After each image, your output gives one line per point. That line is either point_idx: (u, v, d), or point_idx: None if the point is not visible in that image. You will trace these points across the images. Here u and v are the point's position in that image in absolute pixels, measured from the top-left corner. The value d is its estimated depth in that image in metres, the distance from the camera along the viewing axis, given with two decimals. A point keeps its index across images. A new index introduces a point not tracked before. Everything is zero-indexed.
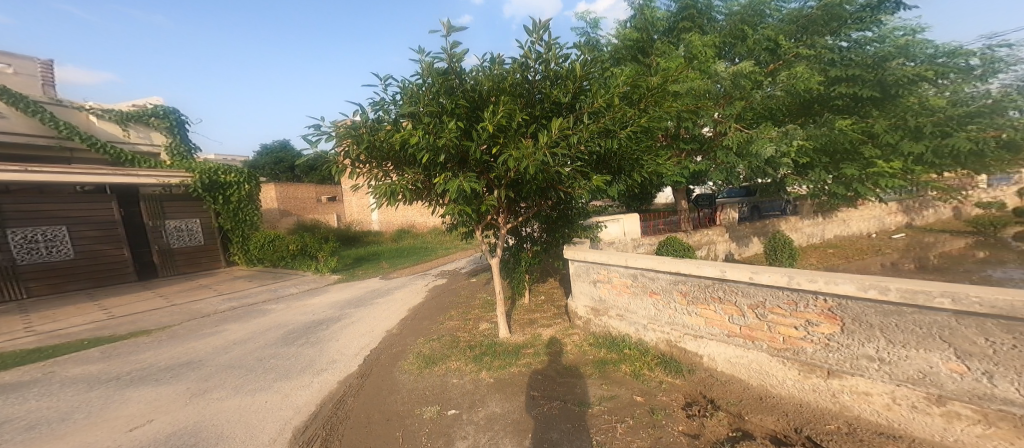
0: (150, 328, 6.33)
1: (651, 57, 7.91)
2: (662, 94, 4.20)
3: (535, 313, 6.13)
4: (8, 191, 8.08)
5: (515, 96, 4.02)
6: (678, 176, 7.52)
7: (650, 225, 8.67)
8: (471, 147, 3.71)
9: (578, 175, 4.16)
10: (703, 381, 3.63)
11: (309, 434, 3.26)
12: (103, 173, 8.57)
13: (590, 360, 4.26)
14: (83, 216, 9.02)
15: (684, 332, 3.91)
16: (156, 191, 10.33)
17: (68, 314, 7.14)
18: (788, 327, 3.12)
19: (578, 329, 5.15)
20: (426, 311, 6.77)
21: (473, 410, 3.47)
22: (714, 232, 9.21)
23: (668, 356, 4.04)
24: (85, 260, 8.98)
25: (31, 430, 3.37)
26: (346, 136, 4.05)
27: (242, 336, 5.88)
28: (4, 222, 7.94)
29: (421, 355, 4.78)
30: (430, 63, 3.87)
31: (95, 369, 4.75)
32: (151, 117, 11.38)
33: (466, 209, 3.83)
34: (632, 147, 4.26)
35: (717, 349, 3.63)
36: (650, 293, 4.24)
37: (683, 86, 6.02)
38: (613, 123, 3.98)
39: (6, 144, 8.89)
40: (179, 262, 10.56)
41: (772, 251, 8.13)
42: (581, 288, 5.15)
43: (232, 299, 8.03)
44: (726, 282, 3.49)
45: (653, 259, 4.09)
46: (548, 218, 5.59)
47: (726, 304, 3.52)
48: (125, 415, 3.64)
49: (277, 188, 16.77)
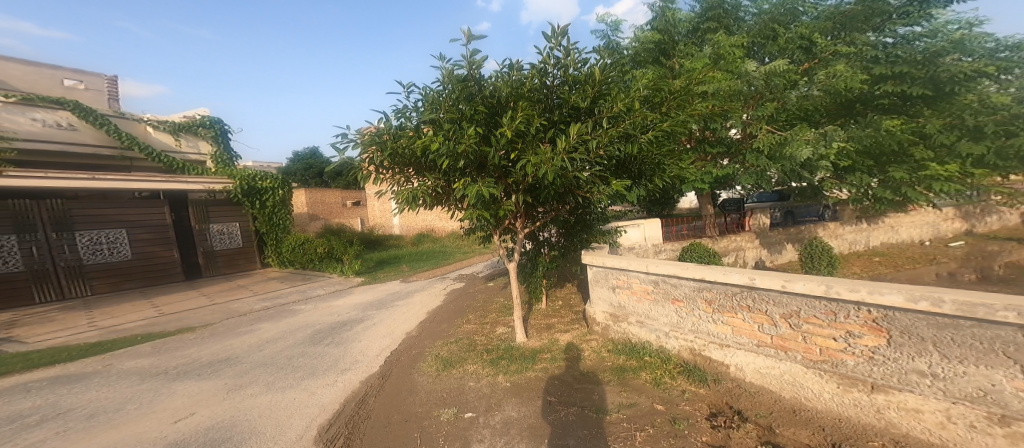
0: (193, 325, 6.58)
1: (673, 59, 7.82)
2: (685, 97, 4.14)
3: (553, 318, 6.06)
4: (77, 197, 8.69)
5: (532, 101, 4.01)
6: (701, 182, 7.34)
7: (673, 230, 8.46)
8: (490, 153, 3.73)
9: (596, 180, 4.11)
10: (730, 392, 3.51)
11: (333, 432, 3.29)
12: (156, 180, 8.92)
13: (608, 367, 4.18)
14: (141, 220, 9.56)
15: (709, 340, 3.79)
16: (202, 197, 10.77)
17: (123, 310, 7.51)
18: (826, 338, 2.97)
19: (596, 335, 5.07)
20: (445, 314, 6.80)
21: (489, 413, 3.44)
22: (743, 237, 8.93)
23: (691, 365, 3.92)
24: (140, 261, 9.49)
25: (90, 419, 3.55)
26: (370, 143, 4.17)
27: (275, 334, 6.03)
28: (72, 225, 8.54)
29: (440, 357, 4.78)
30: (450, 70, 3.91)
31: (145, 363, 4.96)
32: (199, 127, 11.87)
33: (483, 214, 3.83)
34: (653, 151, 4.18)
35: (745, 359, 3.50)
36: (672, 300, 4.13)
37: (711, 88, 5.94)
38: (632, 128, 3.91)
39: (77, 154, 9.50)
40: (220, 264, 10.94)
41: (809, 257, 7.83)
42: (600, 293, 5.07)
43: (265, 299, 8.26)
44: (756, 290, 3.36)
45: (676, 266, 3.97)
46: (565, 222, 5.55)
47: (755, 313, 3.40)
48: (171, 408, 3.78)
49: (305, 193, 17.26)
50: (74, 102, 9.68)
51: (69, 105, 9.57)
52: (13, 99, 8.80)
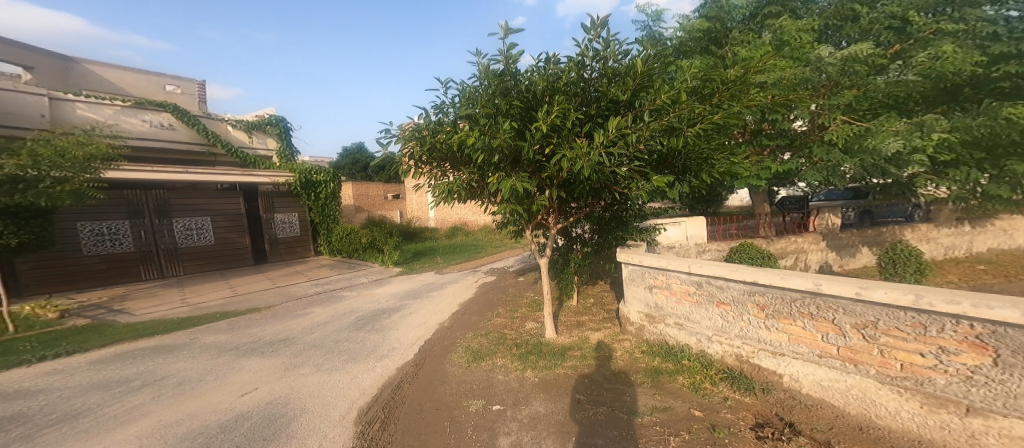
0: (260, 306, 7.08)
1: (726, 48, 7.40)
2: (740, 87, 3.89)
3: (584, 316, 5.93)
4: (174, 188, 9.61)
5: (569, 95, 3.89)
6: (757, 177, 6.90)
7: (721, 229, 8.05)
8: (525, 147, 3.67)
9: (635, 175, 3.94)
10: (781, 403, 3.27)
11: (371, 414, 3.39)
12: (234, 174, 9.79)
13: (641, 369, 4.03)
14: (223, 209, 10.43)
15: (760, 347, 3.57)
16: (268, 188, 11.40)
17: (205, 289, 8.26)
18: (909, 352, 2.69)
19: (629, 336, 4.90)
20: (476, 307, 6.83)
21: (517, 407, 3.41)
22: (805, 238, 8.32)
23: (736, 371, 3.71)
24: (222, 247, 10.40)
25: (179, 387, 3.97)
26: (410, 138, 4.22)
27: (324, 318, 6.33)
28: (170, 212, 9.50)
29: (470, 349, 4.81)
30: (487, 66, 3.88)
31: (223, 338, 5.42)
32: (267, 125, 12.57)
33: (517, 209, 3.78)
34: (701, 145, 3.94)
35: (803, 369, 3.26)
36: (717, 303, 3.93)
37: (771, 78, 5.64)
38: (678, 121, 3.71)
39: (172, 151, 10.75)
40: (281, 251, 11.61)
41: (888, 263, 7.17)
42: (635, 293, 4.91)
43: (317, 284, 8.71)
44: (820, 296, 3.11)
45: (722, 267, 3.77)
46: (600, 219, 5.43)
47: (819, 321, 3.15)
48: (238, 381, 4.09)
49: (353, 185, 17.99)
50: (173, 105, 10.66)
51: (167, 107, 10.61)
52: (127, 103, 10.03)
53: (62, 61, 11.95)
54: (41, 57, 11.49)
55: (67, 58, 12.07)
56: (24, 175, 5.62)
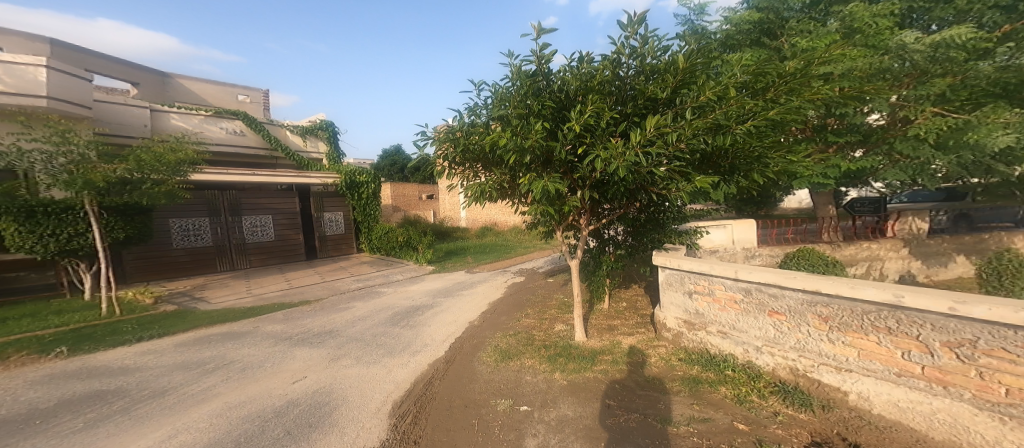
0: (310, 298, 7.46)
1: (782, 39, 6.94)
2: (799, 81, 3.60)
3: (616, 320, 5.73)
4: (244, 189, 10.40)
5: (603, 94, 3.75)
6: (822, 177, 6.34)
7: (774, 233, 7.49)
8: (557, 147, 3.59)
9: (675, 175, 3.75)
10: (844, 421, 2.99)
11: (403, 408, 3.46)
12: (291, 175, 10.47)
13: (677, 376, 3.84)
14: (284, 207, 11.13)
15: (821, 361, 3.29)
16: (320, 188, 12.06)
17: (266, 281, 8.84)
18: (1017, 377, 2.38)
19: (664, 342, 4.68)
20: (504, 307, 6.81)
21: (544, 409, 3.36)
22: (882, 244, 7.69)
23: (789, 385, 3.45)
24: (282, 243, 11.08)
25: (245, 372, 4.27)
26: (444, 140, 4.26)
27: (364, 313, 6.55)
28: (241, 210, 10.30)
29: (499, 348, 4.78)
30: (519, 66, 3.80)
31: (281, 328, 5.76)
32: (319, 130, 13.21)
33: (548, 210, 3.70)
34: (752, 143, 3.67)
35: (874, 387, 2.97)
36: (769, 312, 3.66)
37: (839, 68, 5.19)
38: (725, 118, 3.50)
39: (241, 155, 11.66)
40: (329, 247, 12.17)
41: (993, 275, 6.37)
42: (672, 298, 4.68)
43: (359, 280, 9.05)
44: (901, 309, 2.82)
45: (778, 274, 3.51)
46: (634, 221, 5.24)
47: (898, 336, 2.85)
48: (290, 369, 4.32)
49: (390, 186, 18.57)
50: (244, 114, 11.58)
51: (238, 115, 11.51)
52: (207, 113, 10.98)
53: (160, 77, 13.47)
54: (144, 73, 12.97)
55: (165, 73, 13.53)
56: (132, 178, 6.38)
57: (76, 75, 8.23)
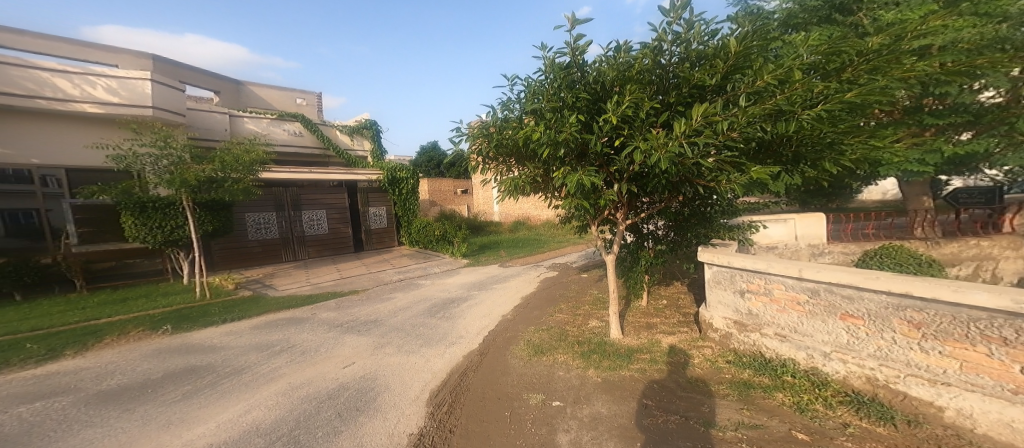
0: (356, 289, 7.83)
1: (859, 14, 6.27)
2: (881, 59, 3.20)
3: (655, 318, 5.45)
4: (303, 186, 11.11)
5: (642, 84, 3.55)
6: (915, 164, 5.62)
7: (849, 228, 6.84)
8: (593, 140, 3.48)
9: (725, 166, 3.48)
10: (934, 438, 2.66)
11: (440, 398, 3.57)
12: (339, 173, 11.23)
13: (725, 380, 3.61)
14: (335, 203, 11.71)
15: (908, 372, 2.94)
16: (365, 184, 12.59)
17: (320, 272, 9.40)
18: None
19: (710, 343, 4.38)
20: (538, 301, 6.73)
21: (577, 405, 3.32)
22: (996, 242, 6.60)
23: (865, 396, 3.12)
24: (334, 236, 11.73)
25: (303, 355, 4.59)
26: (479, 136, 4.25)
27: (404, 304, 6.77)
28: (300, 205, 11.05)
29: (532, 343, 4.74)
30: (553, 59, 3.67)
31: (333, 315, 6.11)
32: (365, 129, 13.60)
33: (583, 204, 3.60)
34: (821, 128, 3.32)
35: (980, 403, 2.63)
36: (842, 315, 3.32)
37: (940, 41, 4.54)
38: (788, 103, 3.20)
39: (299, 155, 12.51)
40: (373, 240, 12.70)
41: None
42: (720, 297, 4.36)
43: (400, 272, 9.37)
44: (1020, 317, 2.45)
45: (855, 273, 3.16)
46: (677, 215, 4.95)
47: (1015, 348, 2.49)
48: (341, 354, 4.58)
49: (428, 182, 19.02)
50: (302, 116, 12.45)
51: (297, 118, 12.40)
52: (269, 116, 11.91)
53: (235, 85, 14.74)
54: (223, 82, 14.26)
55: (239, 82, 14.79)
56: (218, 177, 7.01)
57: (171, 85, 9.23)
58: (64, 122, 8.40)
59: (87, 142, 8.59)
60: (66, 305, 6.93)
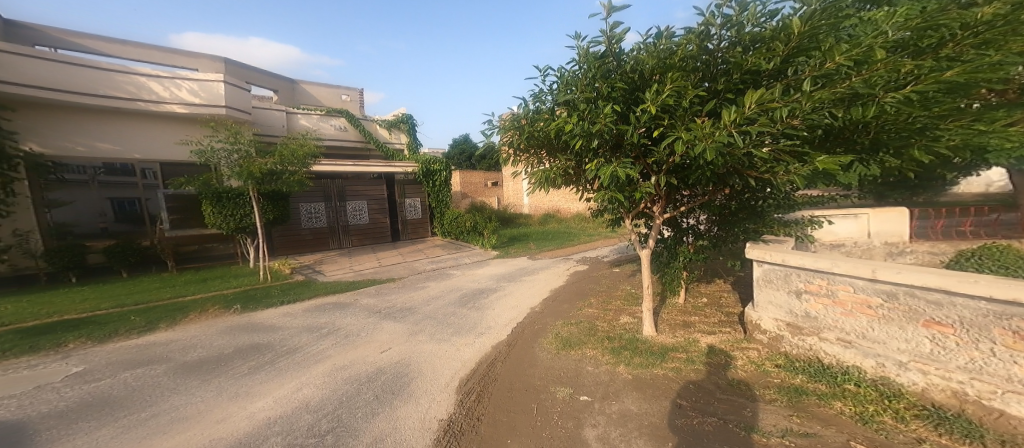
0: (393, 277, 8.13)
1: None
2: (988, 32, 2.78)
3: (694, 316, 5.15)
4: (348, 178, 11.72)
5: (685, 72, 3.35)
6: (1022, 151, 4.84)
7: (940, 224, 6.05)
8: (629, 131, 3.34)
9: (781, 157, 3.20)
10: None
11: (469, 386, 3.66)
12: (374, 165, 11.66)
13: (772, 384, 3.38)
14: (376, 195, 12.22)
15: (1009, 388, 2.62)
16: (403, 176, 12.98)
17: (361, 260, 9.86)
18: None
19: (757, 345, 4.08)
20: (567, 295, 6.63)
21: (606, 401, 3.29)
22: None
23: (948, 411, 2.82)
24: (375, 225, 12.26)
25: (346, 338, 4.88)
26: (509, 128, 4.23)
27: (436, 293, 6.93)
28: (345, 196, 11.64)
29: (560, 336, 4.69)
30: (586, 48, 3.54)
31: (373, 302, 6.41)
32: (403, 123, 13.98)
33: (617, 197, 3.47)
34: (904, 112, 2.97)
35: None
36: (925, 322, 2.97)
37: None
38: (865, 86, 2.88)
39: (345, 148, 13.17)
40: (409, 231, 13.11)
41: None
42: (771, 297, 3.97)
43: (433, 261, 9.61)
44: None
45: (948, 277, 2.79)
46: (723, 208, 4.64)
47: None
48: (379, 339, 4.82)
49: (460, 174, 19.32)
50: (346, 111, 13.04)
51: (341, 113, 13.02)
52: (318, 112, 12.58)
53: (290, 83, 15.69)
54: (280, 81, 15.23)
55: (293, 80, 15.72)
56: (279, 170, 7.56)
57: (238, 85, 10.02)
58: (156, 120, 9.39)
59: (177, 138, 9.61)
60: (161, 282, 7.92)
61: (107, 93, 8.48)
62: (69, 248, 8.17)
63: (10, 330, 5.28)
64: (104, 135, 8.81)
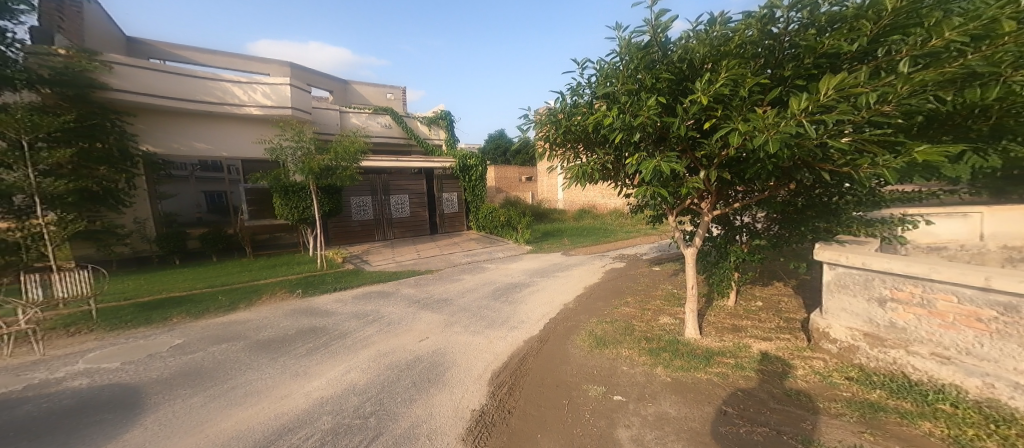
0: (430, 269, 8.33)
1: None
2: None
3: (745, 320, 4.76)
4: (390, 173, 12.17)
5: (744, 60, 3.09)
6: None
7: None
8: (675, 124, 3.11)
9: (863, 148, 2.81)
10: None
11: (501, 378, 3.69)
12: (410, 161, 11.94)
13: (839, 397, 3.06)
14: (415, 189, 12.60)
15: None
16: (441, 171, 13.25)
17: (402, 251, 10.21)
18: None
19: (821, 354, 3.68)
20: (602, 292, 6.40)
21: (642, 402, 3.17)
22: None
23: None
24: (415, 218, 12.66)
25: (389, 326, 5.10)
26: (545, 122, 4.10)
27: (471, 285, 7.00)
28: (389, 190, 12.12)
29: (594, 334, 4.56)
30: (629, 39, 3.35)
31: (412, 292, 6.63)
32: (442, 120, 14.28)
33: (660, 192, 3.25)
34: None
35: None
36: None
37: None
38: (984, 64, 2.45)
39: (389, 144, 13.66)
40: (446, 224, 13.36)
41: None
42: (844, 303, 3.54)
43: (467, 254, 9.73)
44: None
45: None
46: (787, 205, 4.21)
47: None
48: (418, 328, 4.99)
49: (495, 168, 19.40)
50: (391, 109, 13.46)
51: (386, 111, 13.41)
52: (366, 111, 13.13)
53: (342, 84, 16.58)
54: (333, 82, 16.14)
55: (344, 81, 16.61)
56: (335, 165, 8.07)
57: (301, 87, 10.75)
58: (238, 122, 10.33)
59: (253, 138, 10.51)
60: (239, 267, 8.79)
61: (197, 98, 9.49)
62: (173, 234, 9.26)
63: (130, 303, 6.14)
64: (201, 136, 9.83)
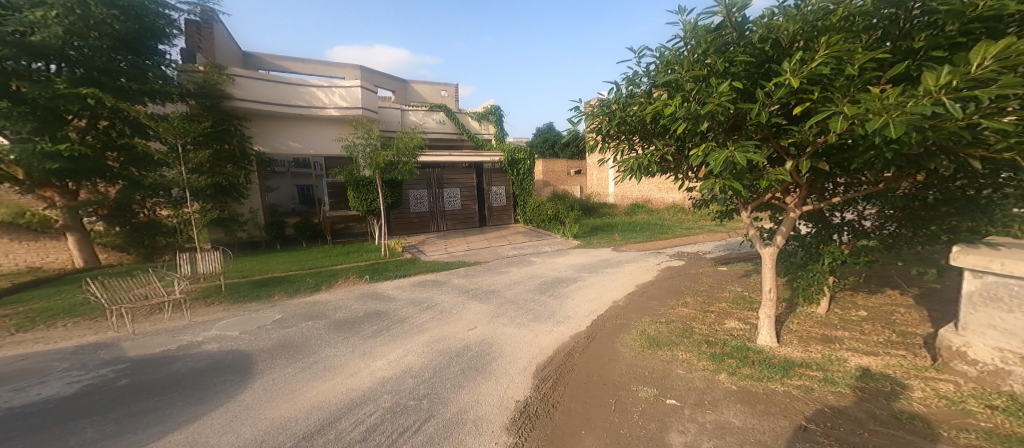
0: (480, 260, 8.42)
1: None
2: None
3: (836, 330, 4.06)
4: (444, 167, 12.51)
5: (846, 34, 2.58)
6: None
7: None
8: (756, 110, 2.68)
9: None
10: None
11: (546, 373, 3.58)
12: (457, 156, 12.25)
13: (973, 428, 2.45)
14: (467, 182, 12.83)
15: None
16: (492, 165, 13.33)
17: (455, 243, 10.47)
18: None
19: (947, 375, 3.00)
20: (657, 292, 5.92)
21: (700, 409, 2.86)
22: None
23: None
24: (466, 211, 12.92)
25: (442, 314, 5.25)
26: (597, 114, 3.77)
27: (517, 278, 6.93)
28: (442, 183, 12.47)
29: (647, 334, 4.23)
30: (697, 23, 3.00)
31: (464, 282, 6.76)
32: (491, 114, 14.38)
33: (733, 185, 2.83)
34: None
35: None
36: None
37: None
38: None
39: (444, 140, 14.09)
40: (494, 217, 13.43)
41: None
42: (990, 318, 2.84)
43: (514, 247, 9.69)
44: None
45: None
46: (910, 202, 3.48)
47: None
48: (468, 318, 5.06)
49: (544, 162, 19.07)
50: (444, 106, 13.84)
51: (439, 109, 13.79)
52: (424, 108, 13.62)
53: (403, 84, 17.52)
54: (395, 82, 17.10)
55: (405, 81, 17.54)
56: (397, 161, 8.52)
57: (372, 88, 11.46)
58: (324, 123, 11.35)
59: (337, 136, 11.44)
60: (324, 252, 9.77)
61: (292, 103, 10.59)
62: (277, 222, 10.56)
63: (246, 280, 7.16)
64: (296, 136, 11.01)
